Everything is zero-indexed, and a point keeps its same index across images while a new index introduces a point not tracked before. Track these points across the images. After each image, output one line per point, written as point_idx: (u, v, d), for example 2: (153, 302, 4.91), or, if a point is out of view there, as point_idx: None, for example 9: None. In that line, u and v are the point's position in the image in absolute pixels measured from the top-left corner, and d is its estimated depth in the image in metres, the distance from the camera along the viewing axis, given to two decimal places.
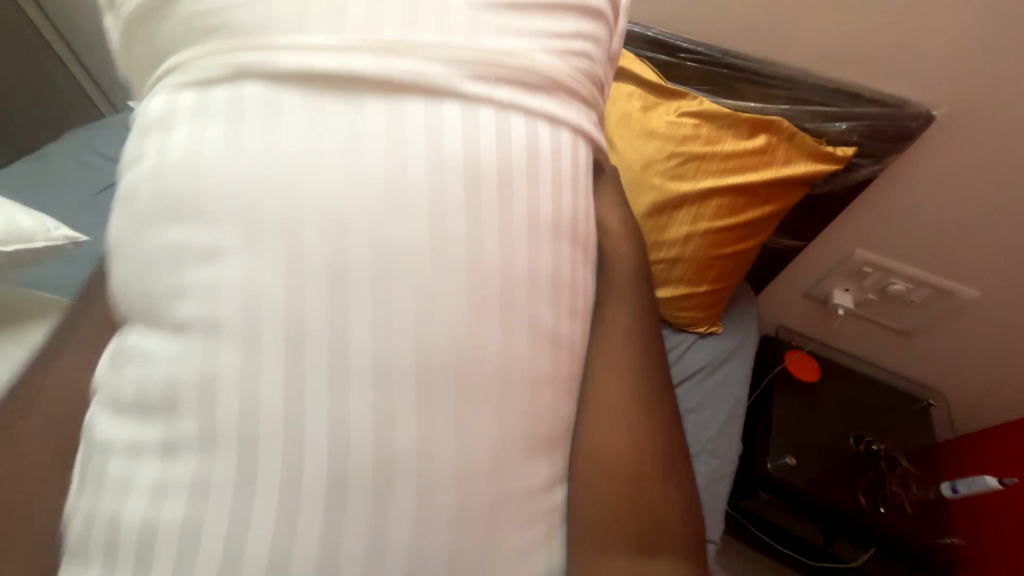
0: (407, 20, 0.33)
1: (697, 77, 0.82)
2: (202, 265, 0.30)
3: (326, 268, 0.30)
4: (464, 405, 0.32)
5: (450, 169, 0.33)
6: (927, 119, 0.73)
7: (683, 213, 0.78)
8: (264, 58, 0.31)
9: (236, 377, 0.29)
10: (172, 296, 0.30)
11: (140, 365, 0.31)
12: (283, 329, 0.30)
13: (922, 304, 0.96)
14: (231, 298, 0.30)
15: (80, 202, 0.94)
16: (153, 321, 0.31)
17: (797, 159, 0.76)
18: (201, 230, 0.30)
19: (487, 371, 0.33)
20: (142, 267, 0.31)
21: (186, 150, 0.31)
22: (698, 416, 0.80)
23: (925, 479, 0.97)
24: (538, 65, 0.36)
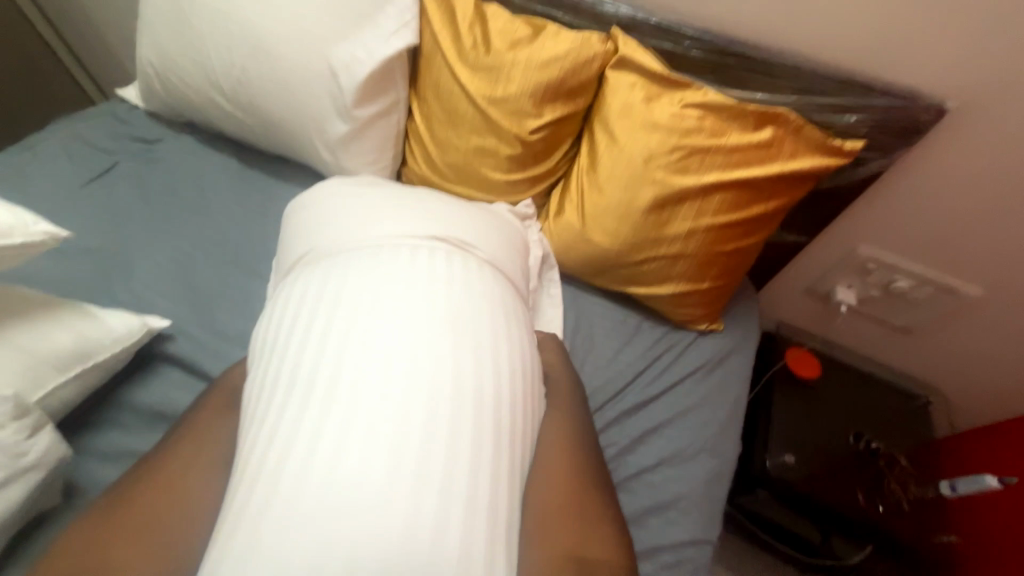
0: (437, 217, 0.71)
1: (702, 67, 0.79)
2: (313, 358, 0.56)
3: (372, 363, 0.55)
4: (462, 444, 0.52)
5: (453, 286, 0.63)
6: (940, 112, 0.70)
7: (685, 208, 0.76)
8: (373, 236, 0.68)
9: (332, 440, 0.51)
10: (301, 384, 0.55)
11: (275, 438, 0.53)
12: (349, 400, 0.52)
13: (926, 301, 0.95)
14: (331, 383, 0.54)
15: (68, 194, 0.92)
16: (282, 410, 0.54)
17: (803, 153, 0.74)
18: (315, 338, 0.58)
19: (466, 415, 0.54)
20: (285, 369, 0.57)
21: (323, 290, 0.62)
22: (698, 415, 0.78)
23: (925, 477, 0.96)
24: (500, 234, 0.75)
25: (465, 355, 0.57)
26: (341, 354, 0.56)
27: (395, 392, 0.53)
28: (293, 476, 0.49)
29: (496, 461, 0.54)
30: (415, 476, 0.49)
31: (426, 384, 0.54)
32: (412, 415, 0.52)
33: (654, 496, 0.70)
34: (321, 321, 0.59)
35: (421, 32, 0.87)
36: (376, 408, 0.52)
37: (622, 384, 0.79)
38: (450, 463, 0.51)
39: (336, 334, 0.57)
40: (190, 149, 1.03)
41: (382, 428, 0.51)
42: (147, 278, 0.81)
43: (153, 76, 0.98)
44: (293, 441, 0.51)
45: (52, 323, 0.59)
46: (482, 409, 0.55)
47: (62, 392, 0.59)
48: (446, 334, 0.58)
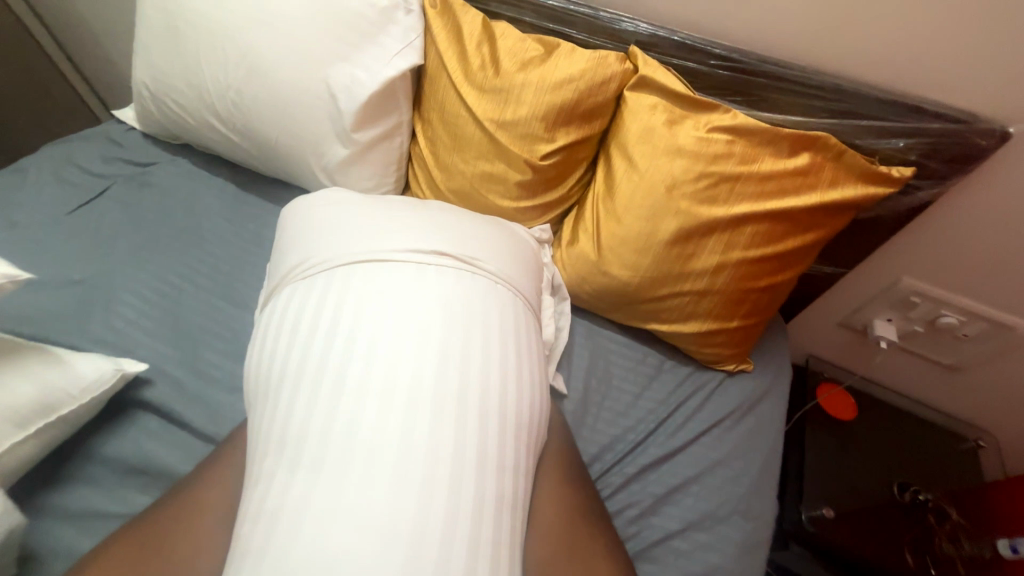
0: (438, 231, 0.64)
1: (730, 87, 0.73)
2: (301, 404, 0.50)
3: (368, 413, 0.49)
4: (460, 502, 0.46)
5: (454, 314, 0.56)
6: (1002, 137, 0.63)
7: (713, 241, 0.69)
8: (363, 251, 0.60)
9: (316, 499, 0.45)
10: (286, 429, 0.49)
11: (258, 494, 0.47)
12: (340, 457, 0.47)
13: (975, 339, 0.86)
14: (318, 429, 0.48)
15: (54, 221, 0.87)
16: (270, 461, 0.49)
17: (845, 181, 0.67)
18: (304, 381, 0.52)
19: (467, 465, 0.48)
20: (274, 411, 0.51)
21: (311, 317, 0.56)
22: (728, 469, 0.70)
23: (982, 534, 0.84)
24: (509, 250, 0.67)
25: (469, 407, 0.51)
26: (331, 394, 0.50)
27: (391, 448, 0.47)
28: (272, 544, 0.43)
29: (499, 532, 0.48)
30: (407, 552, 0.43)
31: (426, 441, 0.48)
32: (408, 476, 0.46)
33: (681, 568, 0.62)
34: (311, 361, 0.53)
35: (426, 51, 0.82)
36: (369, 468, 0.46)
37: (643, 434, 0.71)
38: (448, 524, 0.45)
39: (327, 377, 0.51)
40: (185, 172, 0.98)
41: (375, 490, 0.45)
42: (129, 313, 0.75)
43: (148, 97, 0.94)
44: (280, 501, 0.46)
45: (12, 372, 0.53)
46: (487, 469, 0.49)
47: (21, 450, 0.53)
48: (450, 381, 0.51)
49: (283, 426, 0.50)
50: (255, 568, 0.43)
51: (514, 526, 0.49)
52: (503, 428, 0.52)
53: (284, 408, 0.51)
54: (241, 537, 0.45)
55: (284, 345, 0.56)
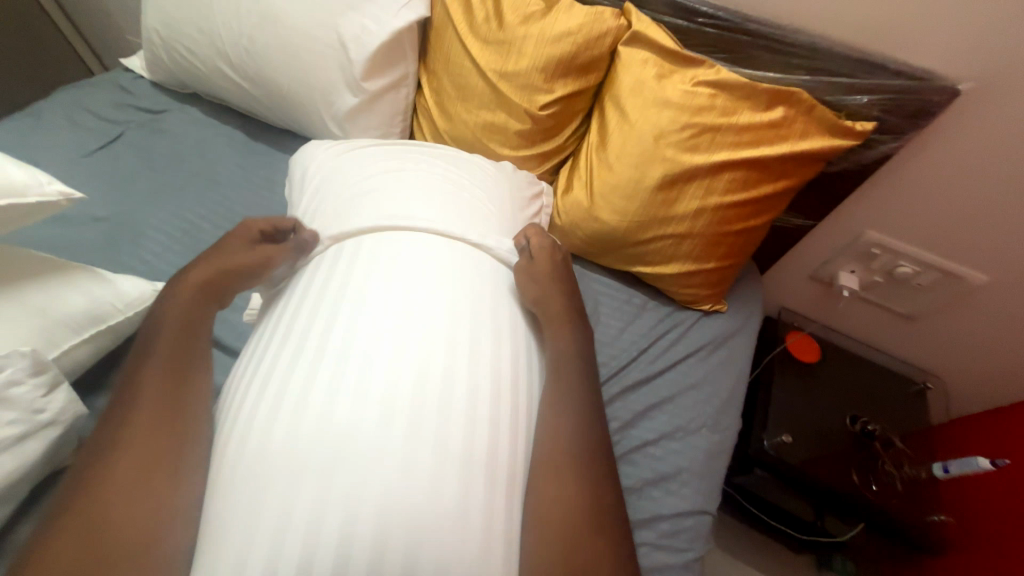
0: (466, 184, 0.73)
1: (715, 44, 0.79)
2: (283, 375, 0.52)
3: (351, 379, 0.50)
4: (448, 422, 0.49)
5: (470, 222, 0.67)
6: (954, 93, 0.70)
7: (694, 187, 0.76)
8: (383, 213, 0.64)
9: (306, 427, 0.47)
10: (279, 371, 0.52)
11: (245, 429, 0.49)
12: (332, 385, 0.50)
13: (928, 288, 0.96)
14: (308, 368, 0.51)
15: (74, 162, 0.91)
16: (256, 399, 0.51)
17: (815, 133, 0.74)
18: (290, 356, 0.53)
19: (455, 391, 0.51)
20: (268, 359, 0.54)
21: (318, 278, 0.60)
22: (700, 393, 0.80)
23: (918, 460, 0.98)
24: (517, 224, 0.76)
25: (457, 371, 0.53)
26: (321, 338, 0.54)
27: (377, 411, 0.48)
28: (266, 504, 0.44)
29: (491, 454, 0.50)
30: (402, 506, 0.44)
31: (409, 404, 0.49)
32: (398, 401, 0.49)
33: (655, 468, 0.71)
34: (298, 338, 0.55)
35: (432, 4, 0.86)
36: (353, 431, 0.47)
37: (626, 360, 0.80)
38: (439, 441, 0.48)
39: (314, 349, 0.53)
40: (195, 120, 1.02)
41: (363, 449, 0.46)
42: (157, 248, 0.81)
43: (159, 44, 0.96)
44: (268, 434, 0.47)
45: (65, 284, 0.60)
46: (476, 401, 0.52)
47: (78, 353, 0.60)
48: (438, 348, 0.53)
49: (274, 370, 0.53)
50: (254, 489, 0.45)
51: (511, 442, 0.52)
52: (489, 359, 0.55)
53: (275, 356, 0.54)
54: (230, 500, 0.46)
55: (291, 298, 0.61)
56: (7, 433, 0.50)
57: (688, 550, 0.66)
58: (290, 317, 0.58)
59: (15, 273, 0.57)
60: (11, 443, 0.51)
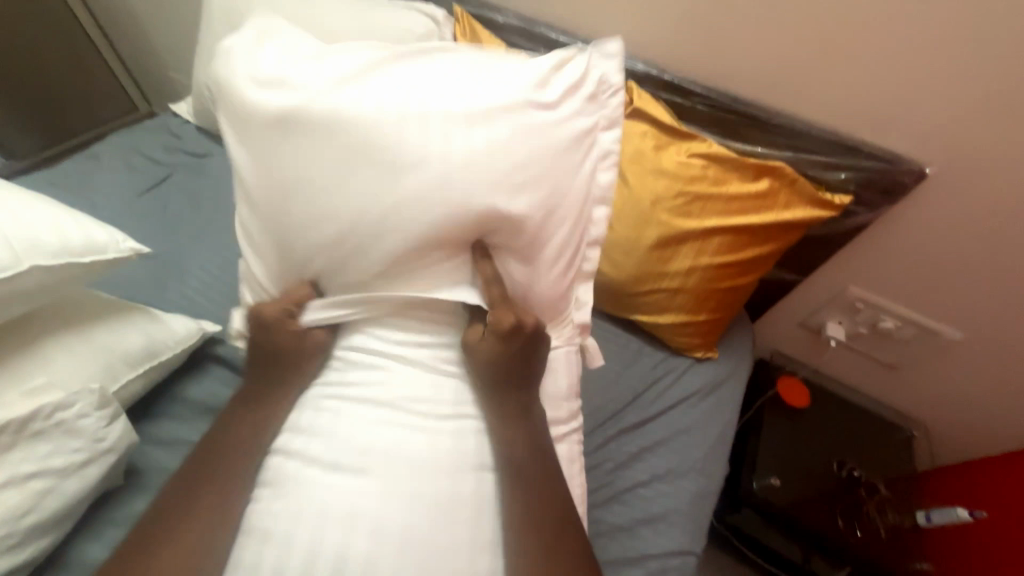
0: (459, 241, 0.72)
1: (708, 120, 0.88)
2: (305, 436, 0.53)
3: (354, 460, 0.50)
4: (459, 467, 0.51)
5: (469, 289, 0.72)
6: (920, 174, 0.79)
7: (687, 248, 0.83)
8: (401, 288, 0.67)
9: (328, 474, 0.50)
10: (305, 419, 0.54)
11: (276, 471, 0.52)
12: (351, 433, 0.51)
13: (909, 341, 1.02)
14: (331, 416, 0.53)
15: (126, 202, 1.01)
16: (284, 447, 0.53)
17: (796, 204, 0.82)
18: (303, 420, 0.54)
19: (467, 436, 0.54)
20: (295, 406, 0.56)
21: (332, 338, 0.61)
22: (690, 436, 0.86)
23: (903, 507, 1.02)
24: None
25: (459, 451, 0.52)
26: (344, 386, 0.55)
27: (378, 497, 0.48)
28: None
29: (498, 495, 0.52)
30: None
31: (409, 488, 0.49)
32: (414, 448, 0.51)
33: (645, 508, 0.77)
34: (314, 401, 0.55)
35: None
36: (352, 516, 0.47)
37: (621, 404, 0.86)
38: (452, 484, 0.50)
39: (336, 417, 0.53)
40: (235, 163, 1.12)
41: (360, 538, 0.46)
42: (198, 285, 0.89)
43: (209, 97, 1.07)
44: (297, 480, 0.50)
45: (125, 324, 0.68)
46: (485, 446, 0.54)
47: (132, 386, 0.67)
48: (441, 429, 0.53)
49: (301, 417, 0.55)
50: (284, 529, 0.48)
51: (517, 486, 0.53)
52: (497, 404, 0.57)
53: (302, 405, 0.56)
54: (233, 570, 0.48)
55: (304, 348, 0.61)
56: (74, 459, 0.57)
57: None
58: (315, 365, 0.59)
59: (83, 314, 0.66)
60: (76, 468, 0.57)
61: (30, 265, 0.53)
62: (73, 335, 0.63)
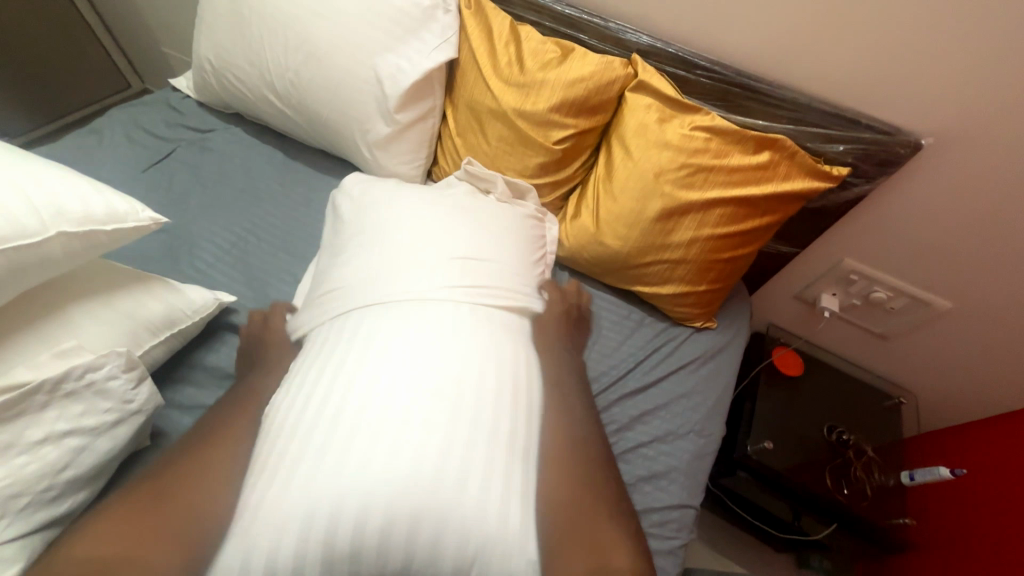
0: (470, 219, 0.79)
1: (710, 93, 0.90)
2: (328, 390, 0.56)
3: (391, 409, 0.54)
4: (477, 419, 0.55)
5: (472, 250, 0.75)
6: (916, 147, 0.81)
7: (689, 219, 0.86)
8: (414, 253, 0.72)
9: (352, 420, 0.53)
10: (328, 378, 0.58)
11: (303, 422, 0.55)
12: (376, 386, 0.55)
13: (900, 311, 1.06)
14: (357, 373, 0.57)
15: (133, 177, 1.01)
16: (310, 401, 0.56)
17: (796, 176, 0.85)
18: (329, 379, 0.57)
19: (486, 390, 0.58)
20: (318, 369, 0.60)
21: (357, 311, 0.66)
22: (690, 401, 0.89)
23: (888, 468, 1.08)
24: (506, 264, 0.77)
25: (482, 403, 0.56)
26: (368, 351, 0.59)
27: (413, 445, 0.51)
28: (294, 517, 0.48)
29: (513, 444, 0.56)
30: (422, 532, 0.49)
31: (440, 434, 0.52)
32: (435, 399, 0.55)
33: (647, 467, 0.81)
34: (341, 359, 0.59)
35: (460, 47, 0.96)
36: (387, 457, 0.50)
37: (624, 370, 0.90)
38: (471, 432, 0.54)
39: (357, 372, 0.57)
40: (239, 140, 1.12)
41: (393, 478, 0.49)
42: (210, 258, 0.91)
43: (210, 71, 1.07)
44: (321, 427, 0.53)
45: (145, 292, 0.69)
46: (501, 399, 0.58)
47: (155, 352, 0.69)
48: (464, 383, 0.57)
49: (323, 378, 0.58)
50: (310, 471, 0.51)
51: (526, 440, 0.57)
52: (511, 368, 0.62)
53: (324, 368, 0.59)
54: (264, 505, 0.50)
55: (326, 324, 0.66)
56: (105, 418, 0.59)
57: (675, 539, 0.76)
58: (338, 334, 0.64)
59: (105, 283, 0.67)
60: (107, 427, 0.59)
61: (57, 233, 0.55)
62: (98, 302, 0.65)
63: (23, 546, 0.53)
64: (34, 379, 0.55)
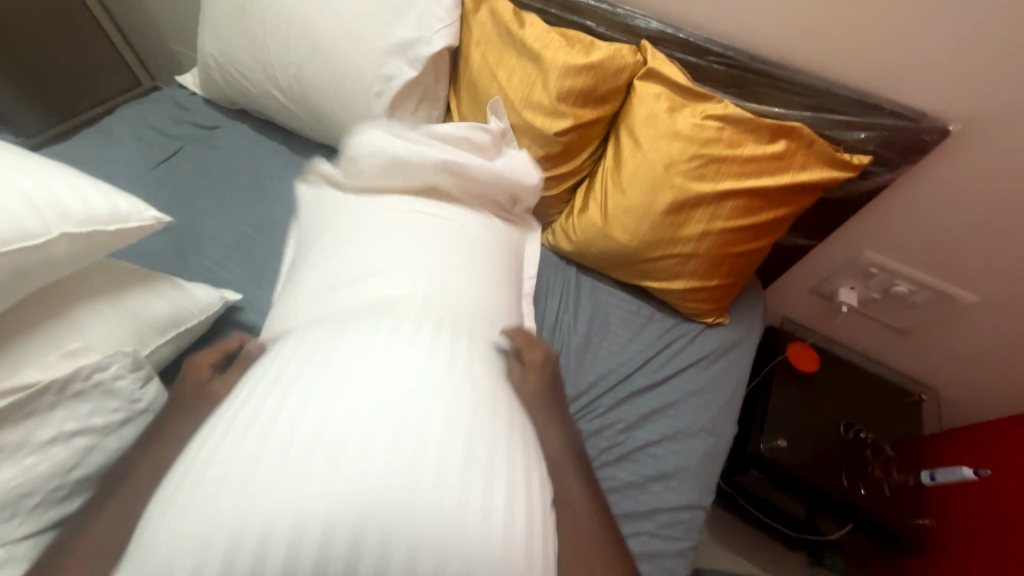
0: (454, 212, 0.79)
1: (723, 80, 0.87)
2: (268, 397, 0.49)
3: (323, 423, 0.45)
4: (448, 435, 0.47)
5: None
6: (943, 132, 0.77)
7: (700, 212, 0.83)
8: None
9: (290, 437, 0.45)
10: (270, 395, 0.50)
11: (218, 460, 0.45)
12: (325, 401, 0.48)
13: (922, 305, 1.02)
14: (301, 398, 0.48)
15: (140, 176, 1.02)
16: (243, 421, 0.48)
17: (813, 165, 0.81)
18: (265, 399, 0.50)
19: (464, 399, 0.51)
20: (261, 396, 0.50)
21: (301, 348, 0.57)
22: (700, 399, 0.87)
23: (907, 466, 1.04)
24: None
25: (453, 403, 0.50)
26: (311, 377, 0.51)
27: (362, 446, 0.44)
28: (219, 529, 0.40)
29: (493, 457, 0.48)
30: (367, 547, 0.40)
31: (389, 446, 0.44)
32: (387, 420, 0.46)
33: (656, 466, 0.79)
34: (286, 376, 0.52)
35: (463, 37, 0.94)
36: (321, 462, 0.43)
37: (633, 368, 0.88)
38: (448, 432, 0.47)
39: (302, 384, 0.50)
40: (243, 136, 1.12)
41: (326, 493, 0.41)
42: (216, 255, 0.91)
43: (214, 67, 1.06)
44: (243, 461, 0.44)
45: (152, 292, 0.70)
46: (466, 395, 0.51)
47: (162, 351, 0.70)
48: (427, 388, 0.50)
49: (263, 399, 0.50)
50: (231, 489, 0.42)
51: (514, 445, 0.51)
52: (482, 378, 0.55)
53: (262, 397, 0.50)
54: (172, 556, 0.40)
55: (259, 374, 0.55)
56: (114, 417, 0.60)
57: (684, 539, 0.74)
58: (275, 369, 0.54)
59: (114, 282, 0.68)
60: (116, 427, 0.60)
61: (60, 234, 0.55)
62: (105, 302, 0.65)
63: (34, 544, 0.54)
64: (41, 380, 0.55)
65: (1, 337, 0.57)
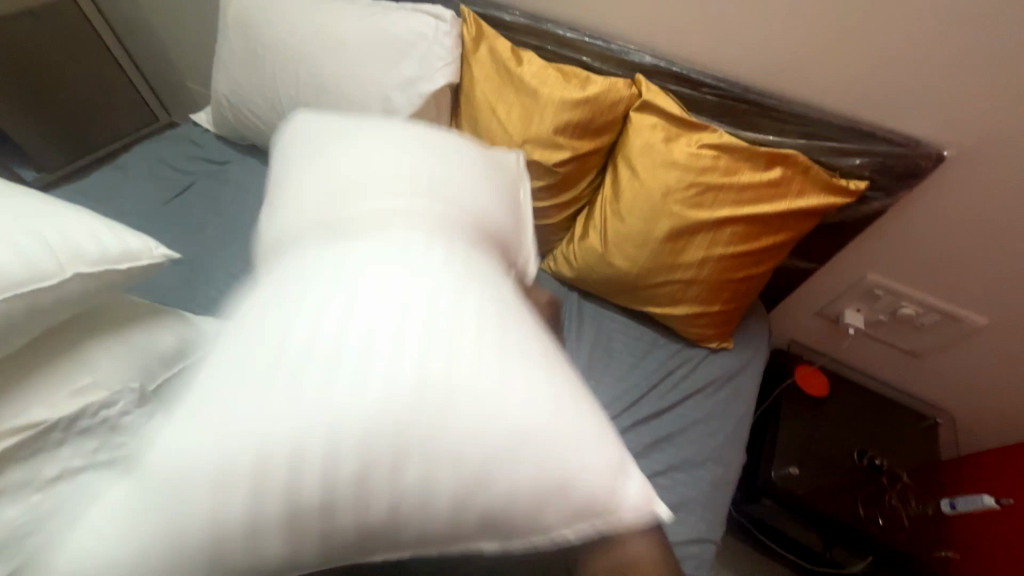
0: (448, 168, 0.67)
1: (718, 110, 0.89)
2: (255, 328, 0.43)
3: (344, 341, 0.41)
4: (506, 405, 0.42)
5: None
6: (938, 158, 0.79)
7: (698, 239, 0.83)
8: None
9: (306, 366, 0.40)
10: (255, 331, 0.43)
11: (213, 419, 0.39)
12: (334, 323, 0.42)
13: (930, 328, 1.00)
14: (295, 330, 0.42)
15: (154, 210, 1.05)
16: (226, 377, 0.41)
17: (810, 192, 0.82)
18: (251, 326, 0.44)
19: (502, 318, 0.47)
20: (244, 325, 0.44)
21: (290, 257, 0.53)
22: (706, 426, 0.86)
23: (925, 494, 1.00)
24: None
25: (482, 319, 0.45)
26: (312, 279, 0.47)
27: (414, 355, 0.41)
28: (239, 456, 0.38)
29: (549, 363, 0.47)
30: (413, 461, 0.39)
31: (441, 366, 0.41)
32: (431, 328, 0.43)
33: (663, 497, 0.78)
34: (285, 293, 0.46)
35: (463, 74, 0.98)
36: (348, 390, 0.39)
37: (637, 395, 0.87)
38: (479, 347, 0.43)
39: (297, 303, 0.44)
40: (253, 170, 1.16)
41: (365, 400, 0.39)
42: (224, 286, 0.93)
43: (227, 105, 1.11)
44: (246, 387, 0.39)
45: (160, 326, 0.71)
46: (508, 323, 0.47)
47: None
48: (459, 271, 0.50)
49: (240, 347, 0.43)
50: (252, 439, 0.38)
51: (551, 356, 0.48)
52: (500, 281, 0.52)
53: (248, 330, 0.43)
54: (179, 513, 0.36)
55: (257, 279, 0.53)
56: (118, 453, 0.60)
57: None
58: (268, 285, 0.48)
59: (120, 317, 0.69)
60: None
61: (73, 273, 0.57)
62: (113, 338, 0.66)
63: None
64: (49, 417, 0.56)
65: (11, 372, 0.58)
